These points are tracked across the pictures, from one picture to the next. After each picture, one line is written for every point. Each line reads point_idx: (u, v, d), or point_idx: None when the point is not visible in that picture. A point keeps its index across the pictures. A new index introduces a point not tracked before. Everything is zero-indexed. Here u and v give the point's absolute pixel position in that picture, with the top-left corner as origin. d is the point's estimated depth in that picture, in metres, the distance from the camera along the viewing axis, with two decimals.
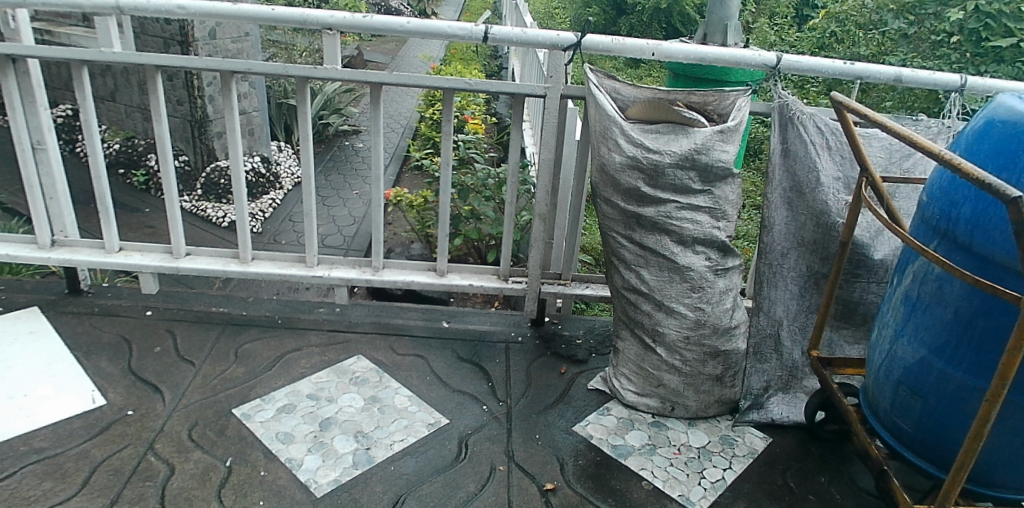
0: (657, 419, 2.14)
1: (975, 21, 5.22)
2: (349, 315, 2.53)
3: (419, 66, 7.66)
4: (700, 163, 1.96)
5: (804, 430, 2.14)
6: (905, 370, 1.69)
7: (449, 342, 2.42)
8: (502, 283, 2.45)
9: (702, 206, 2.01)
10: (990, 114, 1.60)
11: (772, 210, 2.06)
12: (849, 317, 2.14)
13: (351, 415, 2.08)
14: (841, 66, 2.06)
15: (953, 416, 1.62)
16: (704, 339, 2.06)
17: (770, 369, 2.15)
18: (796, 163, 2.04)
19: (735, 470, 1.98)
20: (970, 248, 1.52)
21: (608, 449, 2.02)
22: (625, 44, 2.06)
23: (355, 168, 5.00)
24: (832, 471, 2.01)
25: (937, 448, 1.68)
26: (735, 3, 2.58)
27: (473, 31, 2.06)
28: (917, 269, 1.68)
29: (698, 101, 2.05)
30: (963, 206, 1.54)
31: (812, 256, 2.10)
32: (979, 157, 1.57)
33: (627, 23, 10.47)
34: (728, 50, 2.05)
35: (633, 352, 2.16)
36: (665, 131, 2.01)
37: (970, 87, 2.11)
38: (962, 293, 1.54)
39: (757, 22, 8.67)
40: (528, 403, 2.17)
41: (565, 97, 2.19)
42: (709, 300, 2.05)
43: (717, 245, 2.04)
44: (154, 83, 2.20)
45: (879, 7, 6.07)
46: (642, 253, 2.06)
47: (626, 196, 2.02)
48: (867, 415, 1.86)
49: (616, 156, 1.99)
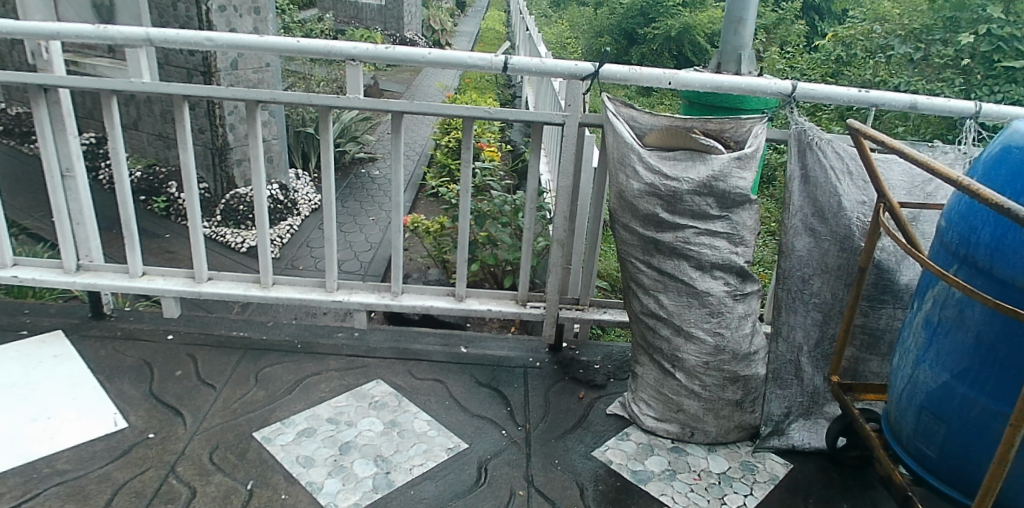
0: (676, 445, 2.14)
1: (987, 45, 5.27)
2: (367, 339, 2.54)
3: (435, 95, 7.77)
4: (718, 189, 1.98)
5: (825, 457, 2.14)
6: (927, 395, 1.69)
7: (467, 367, 2.43)
8: (519, 308, 2.47)
9: (721, 232, 2.02)
10: (1006, 140, 1.62)
11: (792, 235, 2.09)
12: (874, 346, 2.13)
13: (371, 439, 2.08)
14: (856, 94, 2.08)
15: (977, 442, 1.61)
16: (724, 364, 2.07)
17: (792, 395, 2.15)
18: (816, 189, 2.08)
19: (756, 496, 1.97)
20: (990, 273, 1.53)
21: (628, 475, 2.02)
22: (643, 74, 2.07)
23: (371, 195, 5.05)
24: (855, 497, 2.00)
25: (963, 474, 1.67)
26: (748, 32, 2.63)
27: (493, 61, 2.10)
28: (937, 293, 1.68)
29: (714, 128, 2.07)
30: (983, 231, 1.56)
31: (835, 283, 2.12)
32: (996, 183, 1.59)
33: (638, 53, 10.60)
34: (744, 80, 2.08)
35: (652, 376, 2.17)
36: (682, 158, 2.03)
37: (985, 113, 2.12)
38: (983, 317, 1.55)
39: (768, 51, 8.77)
40: (547, 428, 2.17)
41: (583, 125, 2.22)
42: (729, 325, 2.06)
43: (735, 270, 2.06)
44: (181, 113, 2.26)
45: (888, 33, 6.17)
46: (661, 277, 2.07)
47: (644, 222, 2.04)
48: (889, 441, 1.85)
49: (634, 183, 2.01)
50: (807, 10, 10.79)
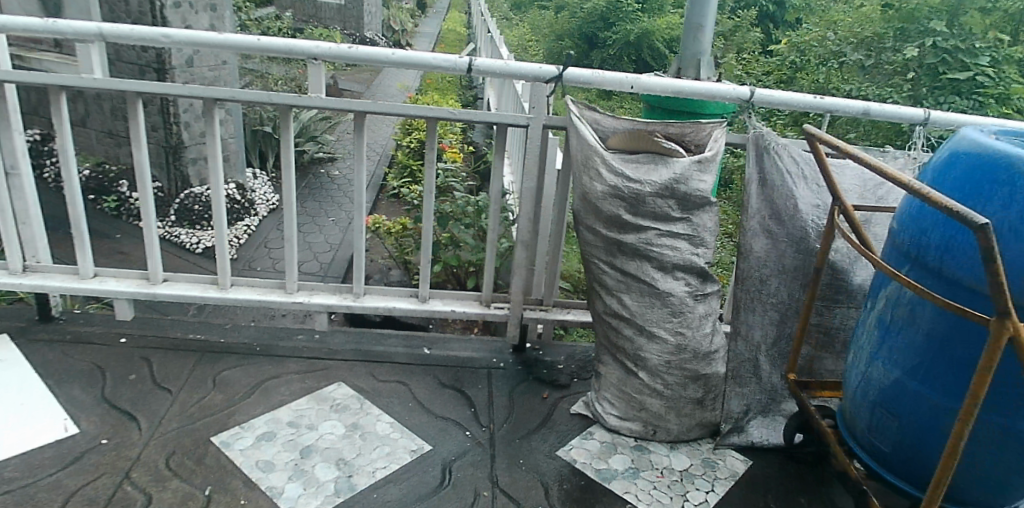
0: (639, 443, 2.16)
1: (933, 57, 5.45)
2: (328, 341, 2.51)
3: (396, 95, 7.71)
4: (679, 192, 2.01)
5: (782, 453, 2.19)
6: (881, 391, 1.75)
7: (430, 368, 2.41)
8: (483, 309, 2.47)
9: (682, 233, 2.06)
10: (954, 146, 1.69)
11: (750, 237, 2.14)
12: (829, 344, 2.19)
13: (333, 443, 2.06)
14: (811, 100, 2.14)
15: (927, 437, 1.67)
16: (685, 363, 2.11)
17: (750, 392, 2.20)
18: (774, 192, 2.14)
19: (717, 492, 2.01)
20: (940, 273, 1.59)
21: (592, 473, 2.03)
22: (605, 77, 2.11)
23: (331, 196, 4.99)
24: (811, 492, 2.05)
25: (914, 468, 1.73)
26: (707, 39, 2.69)
27: (456, 62, 2.10)
28: (890, 293, 1.74)
29: (675, 132, 2.11)
30: (933, 233, 1.62)
31: (792, 283, 2.17)
32: (945, 187, 1.65)
33: (599, 57, 10.70)
34: (704, 85, 2.13)
35: (615, 376, 2.19)
36: (644, 161, 2.05)
37: (934, 121, 2.20)
38: (933, 316, 1.61)
39: (725, 57, 8.94)
40: (511, 428, 2.18)
41: (547, 127, 2.22)
42: (690, 325, 2.09)
43: (696, 271, 2.09)
44: (135, 110, 2.20)
45: (841, 40, 6.35)
46: (624, 278, 2.09)
47: (608, 223, 2.06)
48: (845, 436, 1.91)
49: (597, 185, 2.03)
50: (762, 18, 11.03)
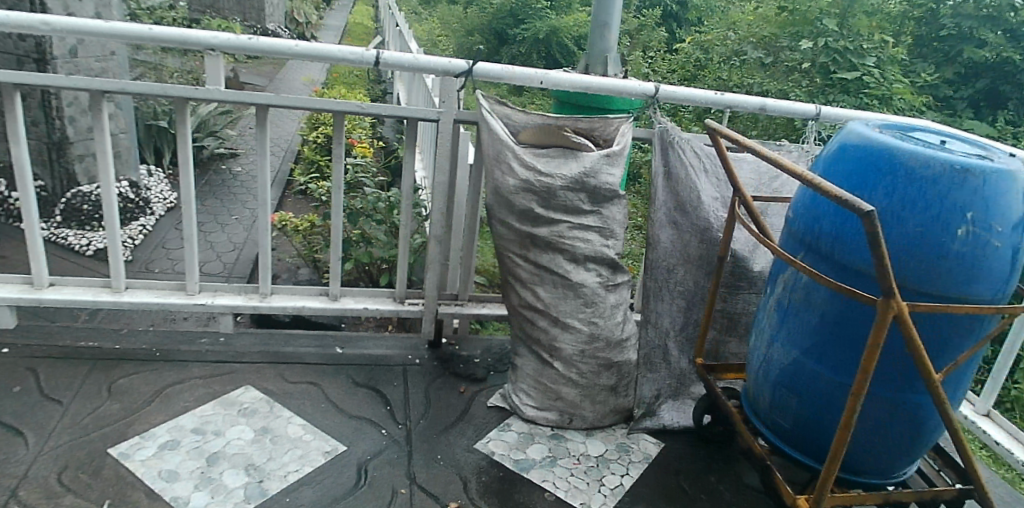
0: (556, 432, 2.19)
1: (824, 56, 5.76)
2: (235, 344, 2.41)
3: (302, 88, 7.47)
4: (589, 185, 2.05)
5: (692, 434, 2.27)
6: (781, 371, 1.85)
7: (343, 368, 2.36)
8: (397, 306, 2.44)
9: (592, 226, 2.10)
10: (842, 139, 1.80)
11: (657, 229, 2.21)
12: (733, 329, 2.30)
13: (242, 448, 1.98)
14: (712, 96, 2.23)
15: (823, 412, 1.77)
16: (598, 352, 2.15)
17: (661, 377, 2.27)
18: (678, 184, 2.21)
19: (632, 475, 2.07)
20: (832, 258, 1.69)
21: (511, 464, 2.05)
22: (514, 72, 2.11)
23: (234, 193, 4.78)
24: (720, 470, 2.14)
25: (813, 442, 1.83)
26: (613, 37, 2.75)
27: (363, 55, 2.06)
28: (787, 278, 1.84)
29: (585, 127, 2.13)
30: (824, 221, 1.72)
31: (698, 271, 2.26)
32: (835, 177, 1.76)
33: (509, 53, 10.73)
34: (610, 81, 2.18)
35: (531, 367, 2.22)
36: (555, 155, 2.08)
37: (823, 116, 2.34)
38: (826, 298, 1.71)
39: (632, 54, 9.16)
40: (429, 424, 2.16)
41: (457, 122, 2.21)
42: (602, 314, 2.14)
43: (607, 262, 2.14)
44: (12, 103, 2.04)
45: (741, 39, 6.61)
46: (538, 271, 2.12)
47: (521, 217, 2.08)
48: (749, 415, 2.00)
49: (510, 179, 2.04)
50: (667, 17, 11.35)
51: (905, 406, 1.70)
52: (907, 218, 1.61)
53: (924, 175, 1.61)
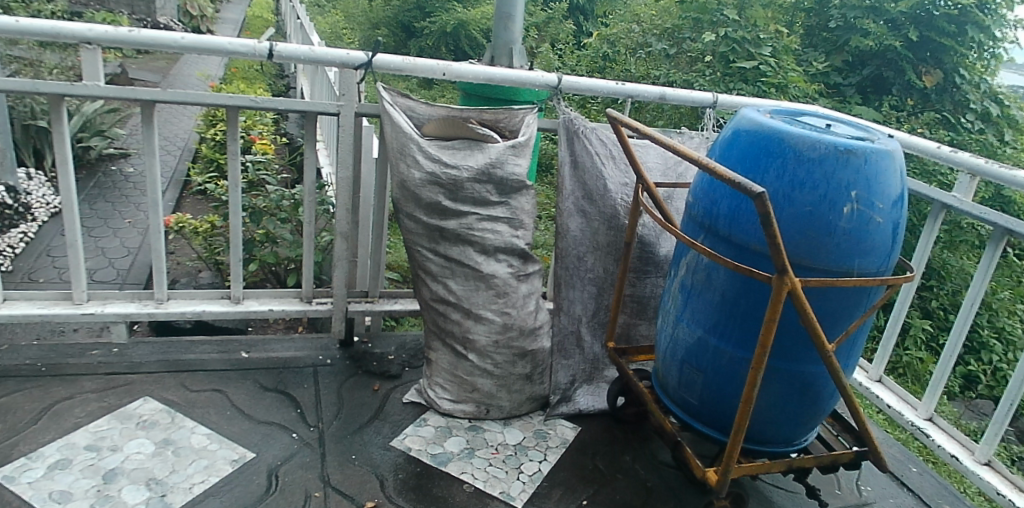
0: (473, 423, 2.18)
1: (724, 46, 5.99)
2: (130, 354, 2.27)
3: (198, 84, 7.12)
4: (496, 176, 2.03)
5: (607, 417, 2.31)
6: (687, 351, 1.90)
7: (250, 372, 2.27)
8: (305, 305, 2.37)
9: (501, 217, 2.08)
10: (736, 124, 1.86)
11: (566, 217, 2.23)
12: (643, 312, 2.35)
13: (140, 463, 1.87)
14: (614, 86, 2.27)
15: (727, 387, 1.84)
16: (512, 342, 2.16)
17: (575, 363, 2.30)
18: (585, 173, 2.24)
19: (550, 461, 2.08)
20: (730, 239, 1.75)
21: (428, 459, 2.02)
22: (416, 64, 2.08)
23: (127, 196, 4.51)
24: (635, 449, 2.19)
25: (719, 416, 1.90)
26: (517, 28, 2.76)
27: (256, 48, 1.97)
28: (689, 260, 1.89)
29: (490, 119, 2.13)
30: (722, 204, 1.77)
31: (607, 258, 2.30)
32: (730, 162, 1.82)
33: (417, 46, 10.58)
34: (514, 72, 2.17)
35: (446, 360, 2.19)
36: (460, 147, 2.06)
37: (720, 104, 2.42)
38: (726, 278, 1.77)
39: (540, 47, 9.22)
40: (342, 424, 2.10)
41: (360, 115, 2.16)
42: (515, 304, 2.14)
43: (518, 252, 2.14)
44: None
45: (645, 31, 6.76)
46: (448, 264, 2.10)
47: (428, 210, 2.05)
48: (660, 394, 2.05)
49: (415, 172, 2.01)
50: (573, 10, 11.50)
51: (802, 377, 1.79)
52: (798, 199, 1.68)
53: (811, 157, 1.68)
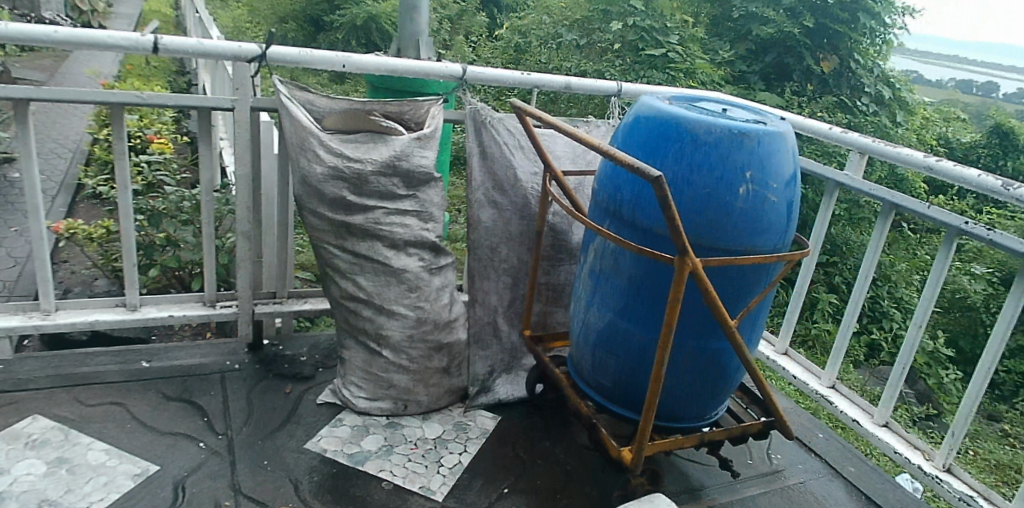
0: (391, 420, 2.15)
1: (633, 34, 6.11)
2: (17, 370, 2.12)
3: (89, 83, 6.72)
4: (402, 169, 2.00)
5: (527, 405, 2.32)
6: (599, 335, 1.93)
7: (151, 383, 2.16)
8: (208, 310, 2.28)
9: (409, 210, 2.06)
10: (637, 111, 1.89)
11: (477, 208, 2.22)
12: (558, 299, 2.37)
13: (31, 485, 1.75)
14: (519, 76, 2.27)
15: (638, 368, 1.88)
16: (426, 335, 2.13)
17: (492, 354, 2.30)
18: (494, 163, 2.23)
19: (470, 452, 2.08)
20: (633, 223, 1.78)
21: (344, 459, 1.98)
22: (314, 56, 2.01)
23: (13, 203, 4.22)
24: (555, 434, 2.21)
25: (632, 397, 1.93)
26: (423, 19, 2.72)
27: (139, 41, 1.86)
28: (597, 246, 1.91)
29: (394, 111, 2.08)
30: (625, 189, 1.80)
31: (520, 247, 2.30)
32: (632, 148, 1.84)
33: (327, 40, 10.33)
34: (417, 63, 2.14)
35: (359, 358, 2.15)
36: (363, 140, 2.01)
37: (625, 92, 2.46)
38: (632, 262, 1.80)
39: (454, 39, 9.15)
40: (253, 430, 2.04)
41: (257, 110, 2.08)
42: (427, 298, 2.12)
43: (429, 245, 2.11)
44: None
45: (555, 22, 6.80)
46: (356, 260, 2.05)
47: (332, 205, 2.00)
48: (576, 379, 2.08)
49: (317, 167, 1.96)
50: (486, 3, 11.48)
51: (708, 354, 1.84)
52: (696, 182, 1.72)
53: (707, 141, 1.73)
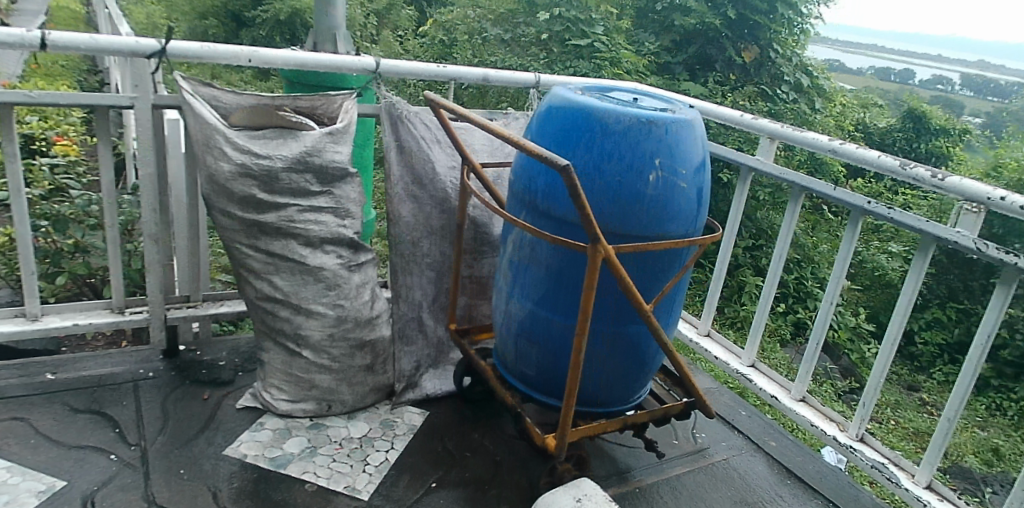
0: (315, 421, 2.11)
1: (559, 25, 6.16)
2: None
3: None
4: (314, 165, 1.96)
5: (455, 399, 2.32)
6: (520, 325, 1.94)
7: (57, 395, 2.07)
8: (116, 317, 2.20)
9: (325, 207, 2.01)
10: (549, 102, 1.90)
11: (396, 203, 2.19)
12: (483, 292, 2.37)
13: None
14: (434, 68, 2.25)
15: (560, 356, 1.90)
16: (348, 334, 2.10)
17: (418, 349, 2.28)
18: (412, 157, 2.21)
19: (397, 449, 2.06)
20: (549, 213, 1.79)
21: (265, 463, 1.94)
22: (217, 50, 1.96)
23: None
24: (483, 426, 2.21)
25: (556, 385, 1.95)
26: (339, 12, 2.66)
27: (25, 37, 1.76)
28: (515, 237, 1.92)
29: (305, 106, 2.08)
30: (539, 180, 1.81)
31: (441, 241, 2.29)
32: (545, 139, 1.86)
33: (249, 38, 10.04)
34: (327, 58, 2.10)
35: (279, 360, 2.11)
36: (272, 136, 1.96)
37: (543, 84, 2.48)
38: (548, 251, 1.81)
39: (380, 34, 9.03)
40: (169, 439, 1.97)
41: (158, 107, 2.00)
42: (347, 295, 2.08)
43: (346, 242, 2.08)
44: None
45: (480, 16, 6.77)
46: (271, 259, 2.01)
47: (243, 204, 1.95)
48: (502, 370, 2.08)
49: (224, 165, 1.90)
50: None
51: (627, 338, 1.88)
52: (608, 170, 1.75)
53: (617, 130, 1.75)
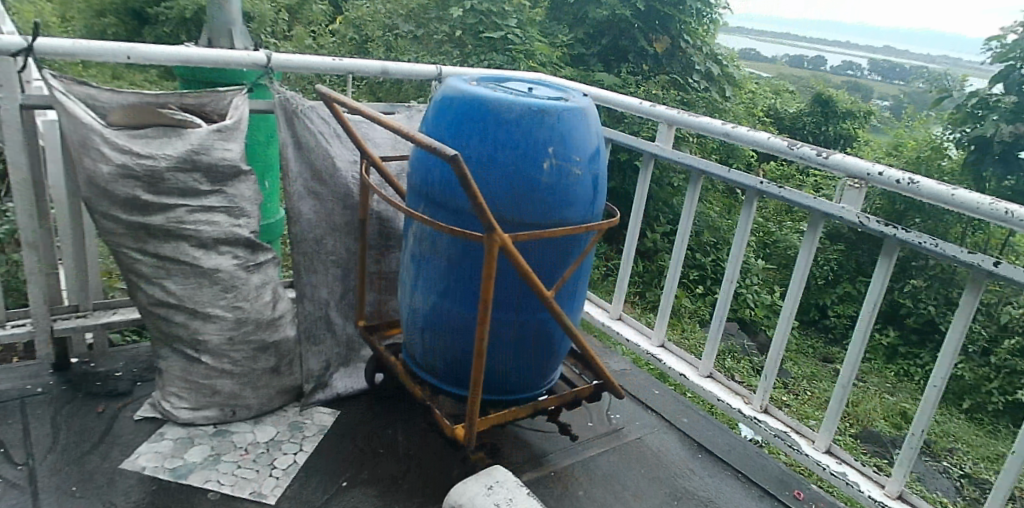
0: (219, 428, 2.05)
1: (471, 18, 6.16)
2: None
3: None
4: (202, 163, 1.89)
5: (368, 396, 2.29)
6: (425, 318, 1.93)
7: None
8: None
9: (216, 206, 1.95)
10: (443, 93, 1.89)
11: (295, 200, 2.15)
12: (392, 287, 2.35)
13: None
14: (329, 63, 2.22)
15: (465, 347, 1.90)
16: (249, 336, 2.05)
17: (327, 348, 2.25)
18: (310, 153, 2.17)
19: (306, 450, 2.02)
20: (445, 205, 1.79)
21: (165, 474, 1.87)
22: (91, 48, 1.87)
23: None
24: (396, 421, 2.19)
25: (463, 376, 1.96)
26: (234, 7, 2.57)
27: None
28: (415, 230, 1.91)
29: (192, 103, 2.01)
30: (435, 172, 1.80)
31: (346, 237, 2.26)
32: (440, 130, 1.85)
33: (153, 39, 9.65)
34: (213, 52, 2.03)
35: (178, 367, 2.04)
36: (155, 135, 1.89)
37: (445, 76, 2.49)
38: (448, 243, 1.81)
39: (292, 31, 8.82)
40: (59, 456, 1.88)
41: (28, 108, 1.90)
42: (247, 297, 2.03)
43: (243, 242, 2.02)
44: None
45: (391, 12, 6.67)
46: (161, 263, 1.93)
47: (127, 206, 1.87)
48: (411, 364, 2.07)
49: (103, 166, 1.82)
50: None
51: (530, 325, 1.89)
52: (502, 159, 1.76)
53: (509, 119, 1.76)
